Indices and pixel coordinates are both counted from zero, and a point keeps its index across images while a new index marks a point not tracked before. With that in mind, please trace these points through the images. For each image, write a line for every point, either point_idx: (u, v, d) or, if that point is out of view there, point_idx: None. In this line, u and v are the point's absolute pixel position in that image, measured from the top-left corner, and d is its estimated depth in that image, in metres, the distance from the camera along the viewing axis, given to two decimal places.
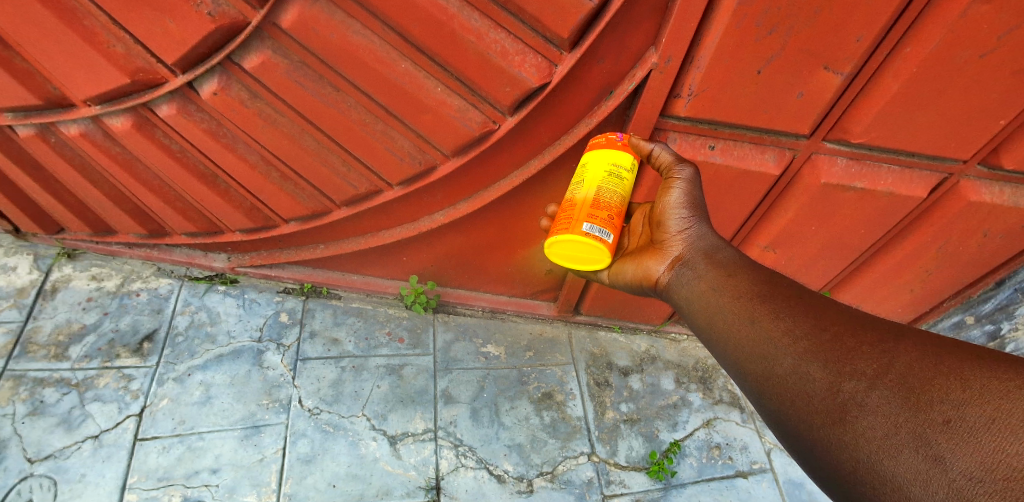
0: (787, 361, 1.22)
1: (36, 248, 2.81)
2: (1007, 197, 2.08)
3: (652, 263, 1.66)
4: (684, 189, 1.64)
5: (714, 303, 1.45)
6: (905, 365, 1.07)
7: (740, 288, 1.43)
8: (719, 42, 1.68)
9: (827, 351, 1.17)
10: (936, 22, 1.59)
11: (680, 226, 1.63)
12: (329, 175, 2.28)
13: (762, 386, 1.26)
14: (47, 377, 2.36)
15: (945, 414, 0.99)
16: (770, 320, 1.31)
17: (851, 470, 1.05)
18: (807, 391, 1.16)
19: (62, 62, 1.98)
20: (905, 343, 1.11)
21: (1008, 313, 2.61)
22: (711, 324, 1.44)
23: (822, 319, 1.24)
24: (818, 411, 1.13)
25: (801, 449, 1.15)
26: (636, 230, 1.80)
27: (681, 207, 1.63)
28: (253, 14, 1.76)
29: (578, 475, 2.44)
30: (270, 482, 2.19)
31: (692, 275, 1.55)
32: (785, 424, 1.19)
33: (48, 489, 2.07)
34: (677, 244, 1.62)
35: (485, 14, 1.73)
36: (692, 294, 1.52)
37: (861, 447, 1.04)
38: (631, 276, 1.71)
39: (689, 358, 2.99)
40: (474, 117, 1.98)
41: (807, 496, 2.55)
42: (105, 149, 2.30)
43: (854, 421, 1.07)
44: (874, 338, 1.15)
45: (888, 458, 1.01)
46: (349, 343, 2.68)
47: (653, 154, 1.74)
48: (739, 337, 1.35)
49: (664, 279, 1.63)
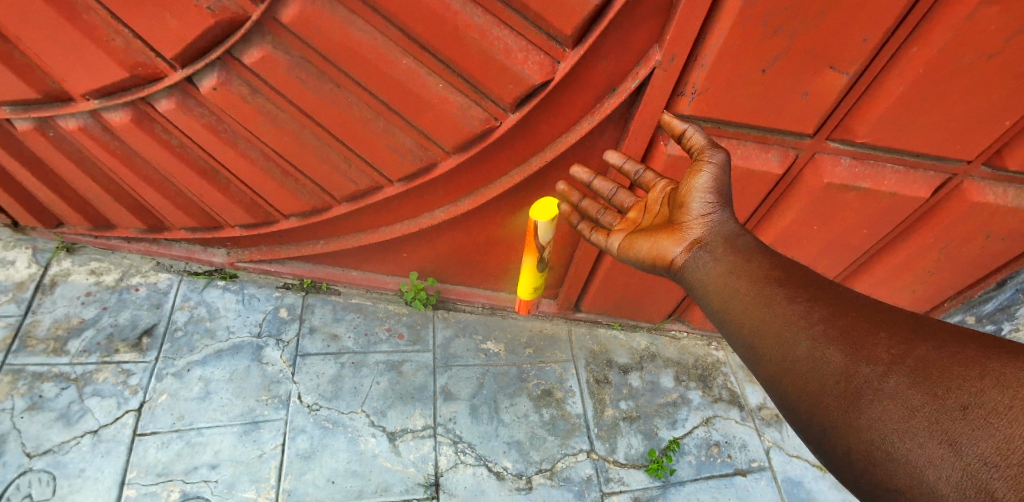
0: (803, 346, 1.18)
1: (35, 242, 2.80)
2: (1010, 199, 2.06)
3: (667, 242, 1.57)
4: (712, 174, 1.52)
5: (732, 286, 1.39)
6: (924, 353, 1.03)
7: (758, 274, 1.37)
8: (724, 42, 1.66)
9: (845, 338, 1.13)
10: (942, 23, 1.57)
11: (701, 210, 1.53)
12: (328, 170, 2.26)
13: (775, 372, 1.23)
14: (46, 372, 2.35)
15: (962, 401, 0.96)
16: (787, 307, 1.26)
17: (866, 453, 1.03)
18: (824, 377, 1.12)
19: (61, 56, 1.96)
20: (924, 334, 1.07)
21: (1010, 314, 2.59)
22: (728, 309, 1.39)
23: (840, 307, 1.20)
24: (834, 395, 1.09)
25: (811, 431, 1.13)
26: (652, 208, 1.70)
27: (706, 192, 1.52)
28: (254, 9, 1.75)
29: (577, 473, 2.44)
30: (269, 478, 2.19)
31: (709, 258, 1.48)
32: (797, 407, 1.16)
33: (47, 484, 2.07)
34: (696, 227, 1.53)
35: (488, 10, 1.71)
36: (708, 277, 1.46)
37: (877, 431, 1.02)
38: (644, 253, 1.63)
39: (689, 356, 2.99)
40: (476, 115, 1.96)
41: (805, 495, 2.54)
42: (104, 144, 2.29)
43: (871, 407, 1.04)
44: (892, 328, 1.11)
45: (904, 442, 0.99)
46: (349, 339, 2.68)
47: (686, 135, 1.64)
48: (756, 323, 1.30)
49: (679, 260, 1.55)
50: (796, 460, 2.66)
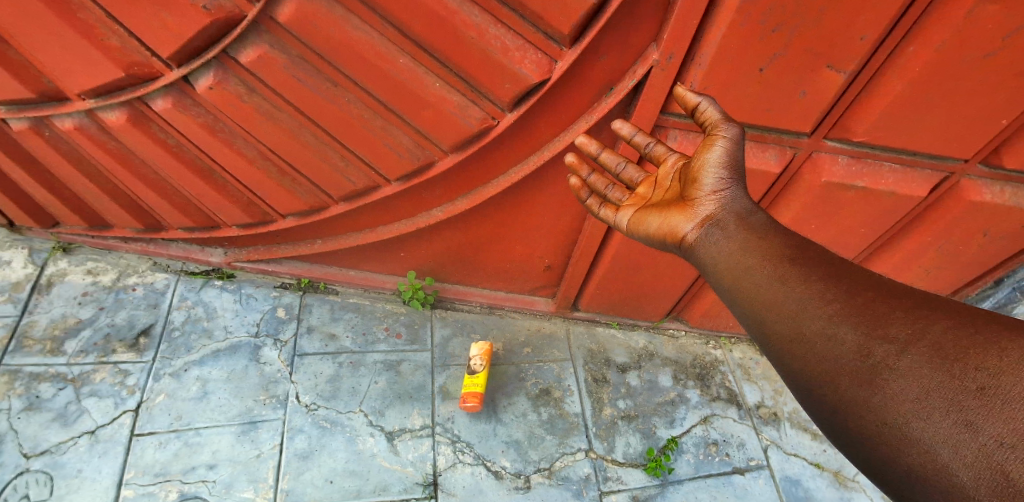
0: (812, 322, 1.10)
1: (31, 242, 2.79)
2: (1009, 197, 2.06)
3: (678, 219, 1.44)
4: (725, 148, 1.41)
5: (742, 261, 1.28)
6: (941, 333, 0.96)
7: (771, 250, 1.26)
8: (722, 40, 1.66)
9: (858, 314, 1.05)
10: (940, 22, 1.57)
11: (713, 186, 1.42)
12: (326, 169, 2.26)
13: (781, 350, 1.14)
14: (43, 372, 2.35)
15: (980, 381, 0.89)
16: (798, 283, 1.16)
17: (876, 433, 0.96)
18: (834, 354, 1.04)
19: (56, 55, 1.96)
20: (941, 311, 0.99)
21: (1006, 312, 2.60)
22: (737, 285, 1.27)
23: (854, 282, 1.11)
24: (844, 373, 1.02)
25: (821, 411, 1.06)
26: (663, 183, 1.57)
27: (719, 167, 1.41)
28: (251, 8, 1.74)
29: (576, 472, 2.44)
30: (267, 478, 2.19)
31: (721, 235, 1.35)
32: (806, 387, 1.08)
33: (45, 485, 2.06)
34: (709, 203, 1.41)
35: (485, 9, 1.71)
36: (719, 253, 1.33)
37: (889, 410, 0.95)
38: (654, 230, 1.51)
39: (687, 355, 2.99)
40: (474, 114, 1.96)
41: (804, 494, 2.55)
42: (101, 143, 2.28)
43: (883, 385, 0.97)
44: (907, 304, 1.03)
45: (917, 421, 0.92)
46: (347, 339, 2.67)
47: (698, 109, 1.48)
48: (765, 300, 1.19)
49: (690, 237, 1.42)
50: (793, 458, 2.66)
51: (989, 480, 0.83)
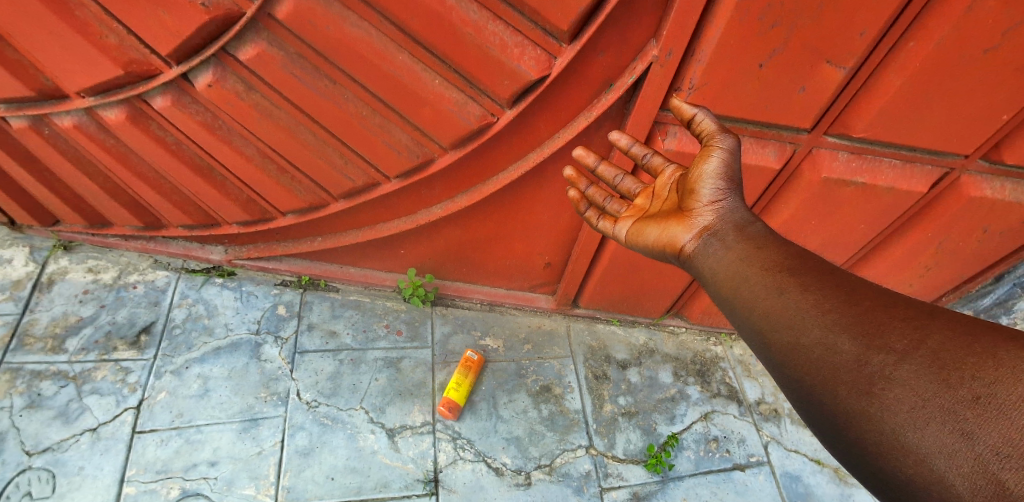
0: (811, 331, 1.09)
1: (32, 240, 2.79)
2: (1008, 193, 2.06)
3: (677, 229, 1.44)
4: (723, 159, 1.41)
5: (740, 272, 1.27)
6: (939, 342, 0.96)
7: (768, 260, 1.25)
8: (721, 37, 1.66)
9: (857, 323, 1.05)
10: (940, 17, 1.56)
11: (711, 196, 1.41)
12: (325, 166, 2.25)
13: (780, 359, 1.13)
14: (45, 370, 2.35)
15: (977, 390, 0.89)
16: (798, 292, 1.16)
17: (874, 442, 0.96)
18: (833, 363, 1.04)
19: (54, 53, 1.96)
20: (939, 321, 0.99)
21: (1007, 309, 2.62)
22: (735, 294, 1.27)
23: (853, 292, 1.10)
24: (842, 383, 1.01)
25: (820, 421, 1.05)
26: (661, 194, 1.57)
27: (716, 178, 1.40)
28: (249, 5, 1.74)
29: (576, 468, 2.44)
30: (268, 475, 2.20)
31: (719, 246, 1.35)
32: (805, 396, 1.08)
33: (47, 482, 2.07)
34: (707, 214, 1.41)
35: (483, 5, 1.70)
36: (717, 265, 1.33)
37: (887, 419, 0.95)
38: (652, 241, 1.50)
39: (687, 352, 2.99)
40: (473, 110, 1.95)
41: (804, 490, 2.55)
42: (100, 141, 2.28)
43: (881, 395, 0.96)
44: (906, 313, 1.02)
45: (914, 431, 0.92)
46: (347, 336, 2.68)
47: (695, 120, 1.49)
48: (765, 308, 1.19)
49: (689, 248, 1.42)
50: (794, 455, 2.66)
51: (986, 490, 0.83)
